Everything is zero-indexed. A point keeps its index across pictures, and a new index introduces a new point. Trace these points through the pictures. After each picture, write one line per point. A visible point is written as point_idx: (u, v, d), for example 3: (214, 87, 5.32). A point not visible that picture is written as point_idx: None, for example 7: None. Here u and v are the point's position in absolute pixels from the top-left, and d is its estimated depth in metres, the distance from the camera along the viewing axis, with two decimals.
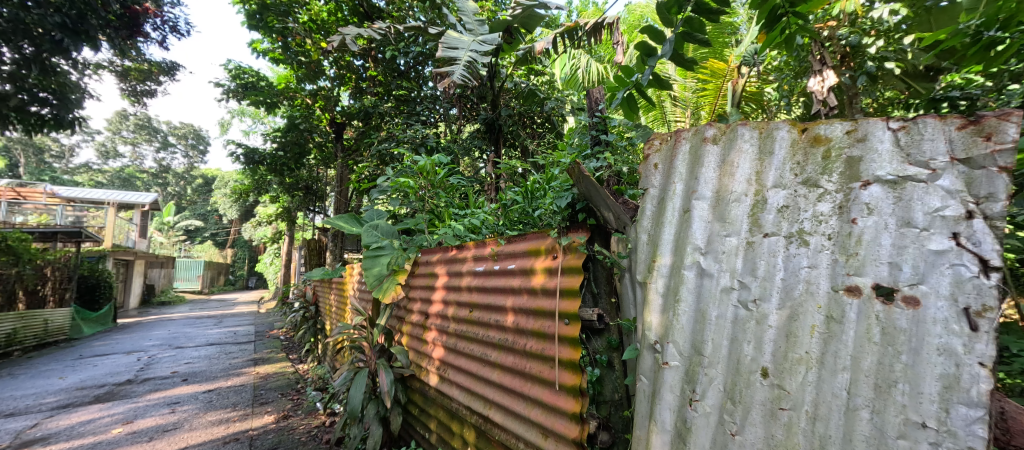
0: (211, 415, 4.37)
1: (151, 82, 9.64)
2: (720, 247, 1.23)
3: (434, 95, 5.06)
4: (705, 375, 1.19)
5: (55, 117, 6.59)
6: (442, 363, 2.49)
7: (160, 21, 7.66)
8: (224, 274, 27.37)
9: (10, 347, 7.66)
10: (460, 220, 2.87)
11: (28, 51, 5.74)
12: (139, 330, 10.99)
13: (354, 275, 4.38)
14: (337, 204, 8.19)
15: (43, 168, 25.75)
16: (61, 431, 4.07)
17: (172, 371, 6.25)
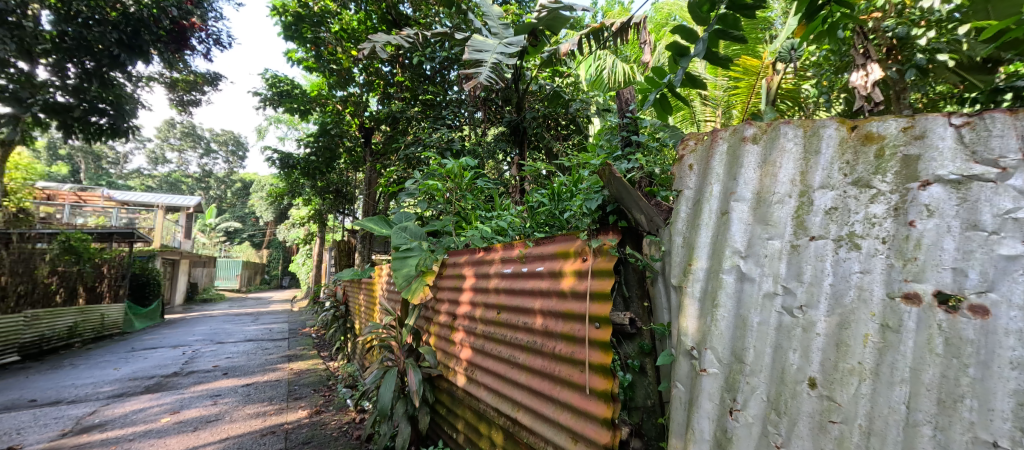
0: (250, 408, 4.51)
1: (196, 92, 10.08)
2: (762, 251, 1.19)
3: (460, 99, 5.09)
4: (747, 384, 1.16)
5: (111, 126, 6.80)
6: (470, 364, 2.49)
7: (204, 35, 8.01)
8: (259, 274, 28.32)
9: (70, 340, 8.17)
10: (486, 223, 2.87)
11: (89, 66, 6.22)
12: (183, 325, 11.49)
13: (382, 276, 4.45)
14: (366, 207, 8.36)
15: (101, 174, 27.55)
16: (116, 418, 4.28)
17: (214, 365, 6.49)
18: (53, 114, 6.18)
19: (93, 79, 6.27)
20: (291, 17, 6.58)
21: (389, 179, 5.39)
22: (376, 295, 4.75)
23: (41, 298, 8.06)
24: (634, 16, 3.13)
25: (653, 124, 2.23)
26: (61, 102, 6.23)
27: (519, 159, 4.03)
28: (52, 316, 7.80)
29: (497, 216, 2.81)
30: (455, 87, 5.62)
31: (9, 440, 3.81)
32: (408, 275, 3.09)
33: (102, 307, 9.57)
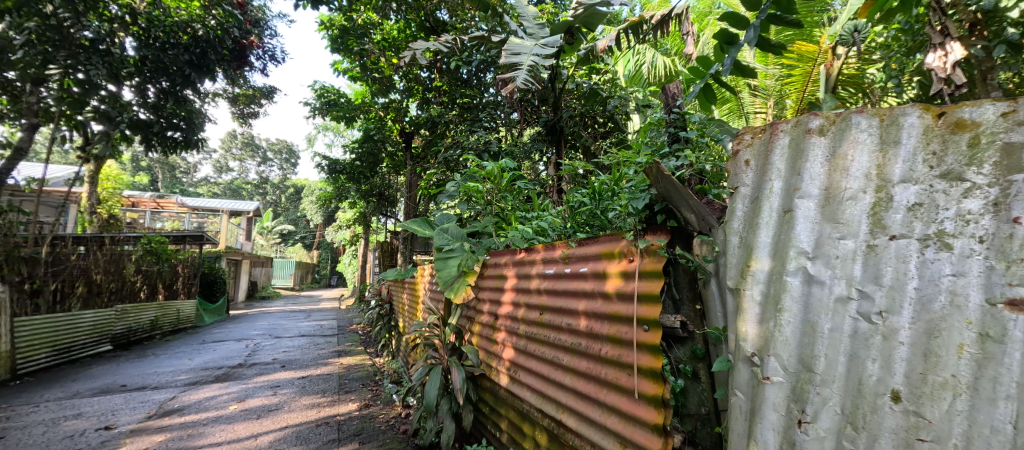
0: (306, 399, 4.70)
1: (255, 105, 10.62)
2: (833, 252, 1.12)
3: (496, 100, 5.09)
4: (818, 395, 1.09)
5: (185, 139, 7.42)
6: (512, 365, 2.48)
7: (261, 51, 8.47)
8: (311, 274, 29.59)
9: (152, 331, 8.93)
10: (527, 223, 2.84)
11: (165, 86, 6.64)
12: (245, 320, 12.18)
13: (425, 275, 4.54)
14: (407, 209, 8.53)
15: (176, 183, 29.94)
16: (192, 404, 4.57)
17: (273, 358, 6.82)
18: (137, 130, 6.77)
19: (168, 98, 6.75)
20: (337, 30, 6.77)
21: (429, 182, 5.47)
22: (419, 295, 4.82)
23: (127, 295, 8.64)
24: (675, 7, 3.02)
25: (700, 118, 2.14)
26: (144, 119, 6.81)
27: (556, 158, 4.00)
28: (136, 309, 8.48)
29: (537, 217, 2.78)
30: (490, 88, 5.55)
31: (102, 420, 4.15)
32: (451, 275, 3.11)
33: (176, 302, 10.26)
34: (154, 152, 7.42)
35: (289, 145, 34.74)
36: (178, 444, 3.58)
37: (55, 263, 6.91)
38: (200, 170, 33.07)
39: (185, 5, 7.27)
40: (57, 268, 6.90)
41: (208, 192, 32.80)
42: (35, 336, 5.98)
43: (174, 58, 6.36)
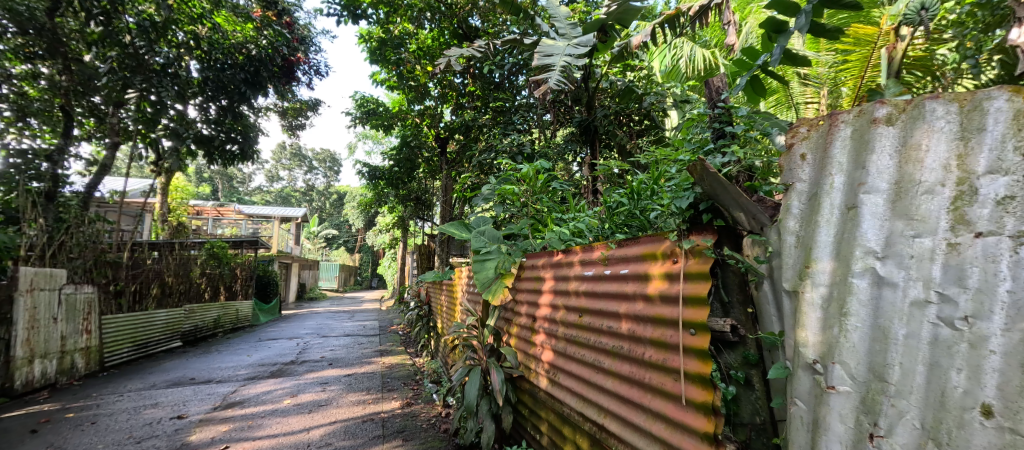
0: (352, 396, 4.82)
1: (302, 118, 11.07)
2: (907, 251, 1.04)
3: (529, 103, 5.10)
4: (892, 407, 1.01)
5: (241, 151, 8.07)
6: (552, 367, 2.45)
7: (307, 66, 8.88)
8: (354, 276, 30.55)
9: (216, 329, 9.47)
10: (564, 225, 2.79)
11: (224, 103, 7.42)
12: (295, 320, 12.71)
13: (462, 277, 4.57)
14: (444, 212, 8.65)
15: (233, 192, 31.87)
16: (251, 398, 4.79)
17: (321, 355, 7.06)
18: (201, 145, 7.45)
19: (227, 114, 7.45)
20: (375, 42, 6.97)
21: (463, 186, 5.53)
22: (457, 296, 4.85)
23: (194, 296, 9.13)
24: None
25: (748, 112, 2.03)
26: (206, 134, 7.48)
27: (590, 159, 3.92)
28: (202, 308, 8.99)
29: (575, 218, 2.73)
30: (522, 91, 5.55)
31: (175, 410, 4.43)
32: (489, 276, 3.11)
33: (236, 302, 10.81)
34: (215, 164, 8.14)
35: (332, 153, 35.95)
36: (239, 435, 3.76)
37: (135, 266, 7.40)
38: (253, 179, 34.86)
39: (239, 27, 7.69)
40: (135, 272, 7.33)
41: (261, 200, 34.56)
42: (117, 333, 6.47)
43: (231, 77, 7.18)
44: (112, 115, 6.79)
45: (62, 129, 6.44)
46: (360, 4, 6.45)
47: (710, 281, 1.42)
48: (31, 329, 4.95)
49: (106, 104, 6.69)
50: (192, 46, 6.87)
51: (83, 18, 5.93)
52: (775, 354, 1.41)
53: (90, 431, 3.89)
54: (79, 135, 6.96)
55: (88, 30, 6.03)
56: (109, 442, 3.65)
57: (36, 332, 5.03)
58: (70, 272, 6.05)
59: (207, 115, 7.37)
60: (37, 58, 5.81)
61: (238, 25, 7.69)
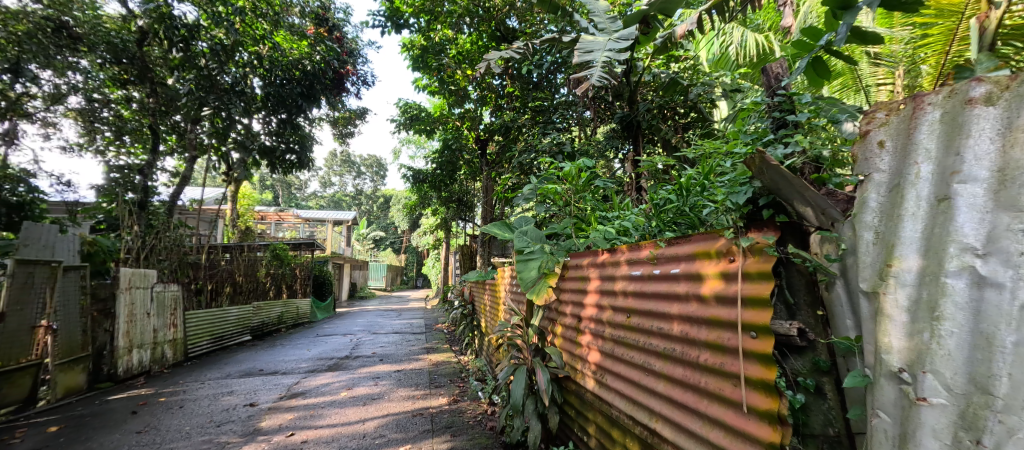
0: (402, 391, 4.93)
1: (352, 126, 11.46)
2: (1012, 247, 0.93)
3: (568, 100, 5.03)
4: (1000, 423, 0.92)
5: (298, 160, 8.65)
6: (599, 368, 2.39)
7: (355, 77, 9.28)
8: (401, 275, 31.42)
9: (279, 325, 9.97)
10: (608, 224, 2.72)
11: (284, 117, 8.02)
12: (347, 317, 13.18)
13: (505, 277, 4.56)
14: (485, 213, 8.70)
15: (290, 198, 33.61)
16: (311, 389, 5.00)
17: (372, 351, 7.27)
18: (266, 155, 8.04)
19: (287, 126, 8.08)
20: (417, 49, 7.14)
21: (504, 187, 5.54)
22: (500, 295, 4.83)
23: (260, 294, 9.65)
24: None
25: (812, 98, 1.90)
26: (269, 146, 8.06)
27: (634, 155, 3.77)
28: (268, 305, 9.45)
29: (621, 216, 2.66)
30: (562, 90, 5.44)
31: (247, 398, 4.71)
32: (531, 276, 3.09)
33: (296, 300, 11.33)
34: (276, 173, 8.67)
35: (379, 159, 37.06)
36: (303, 423, 3.95)
37: (213, 267, 7.88)
38: (307, 185, 36.57)
39: (295, 44, 8.09)
40: (212, 272, 7.86)
41: (315, 204, 36.21)
42: (197, 327, 6.93)
43: (289, 91, 7.75)
44: (190, 131, 7.45)
45: (151, 146, 7.10)
46: (402, 14, 6.69)
47: (772, 281, 1.33)
48: (130, 322, 5.41)
49: (186, 122, 7.28)
50: (256, 65, 7.41)
51: (165, 46, 6.58)
52: (850, 361, 1.33)
53: (178, 414, 4.23)
54: (163, 150, 7.65)
55: (170, 56, 6.76)
56: (192, 425, 3.94)
57: (134, 324, 5.50)
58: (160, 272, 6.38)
59: (269, 126, 7.94)
60: (130, 83, 6.62)
61: (294, 43, 8.10)
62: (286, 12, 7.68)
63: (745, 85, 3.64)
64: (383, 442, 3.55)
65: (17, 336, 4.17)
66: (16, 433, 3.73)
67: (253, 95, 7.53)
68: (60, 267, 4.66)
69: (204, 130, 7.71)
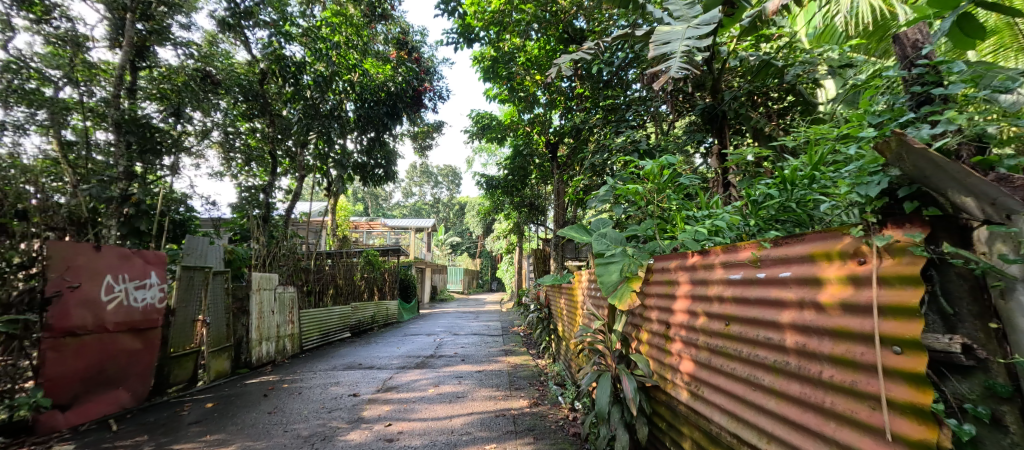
0: (484, 391, 4.98)
1: (430, 139, 11.94)
2: None
3: (643, 96, 4.76)
4: None
5: (385, 174, 9.14)
6: (693, 379, 2.21)
7: (432, 93, 9.77)
8: (478, 279, 32.18)
9: (372, 324, 10.61)
10: (698, 224, 2.51)
11: (372, 135, 8.57)
12: (430, 318, 13.71)
13: (583, 280, 4.46)
14: (557, 216, 8.63)
15: (377, 208, 35.81)
16: (403, 384, 5.23)
17: (455, 351, 7.47)
18: (359, 171, 8.65)
19: (375, 143, 8.64)
20: (488, 60, 7.35)
21: (576, 189, 5.43)
22: (578, 299, 4.70)
23: (357, 296, 10.32)
24: None
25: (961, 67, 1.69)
26: (361, 162, 8.66)
27: (720, 148, 3.43)
28: (362, 307, 10.07)
29: (714, 214, 2.44)
30: (634, 85, 5.17)
31: (351, 388, 5.04)
32: (613, 280, 2.86)
33: (386, 302, 12.00)
34: (366, 186, 9.27)
35: (454, 169, 38.31)
36: (398, 415, 4.13)
37: (318, 271, 8.63)
38: (392, 196, 38.69)
39: (381, 69, 8.63)
40: (318, 275, 8.57)
41: (399, 214, 38.18)
42: (309, 323, 7.64)
43: (377, 111, 8.36)
44: (300, 155, 8.26)
45: (270, 170, 7.96)
46: (474, 28, 6.93)
47: (922, 287, 1.17)
48: (260, 318, 6.13)
49: (296, 146, 8.12)
50: (349, 91, 8.11)
51: (281, 83, 7.49)
52: None
53: (298, 399, 4.64)
54: (279, 172, 8.50)
55: (284, 91, 7.64)
56: (310, 410, 4.30)
57: (264, 320, 6.22)
58: (280, 275, 7.13)
59: (361, 144, 8.56)
60: (255, 116, 7.54)
61: (380, 68, 8.69)
62: (372, 40, 8.28)
63: (858, 57, 3.17)
64: (470, 439, 3.59)
65: (181, 328, 4.89)
66: (182, 407, 4.34)
67: (347, 117, 8.20)
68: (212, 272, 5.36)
69: (311, 154, 8.53)
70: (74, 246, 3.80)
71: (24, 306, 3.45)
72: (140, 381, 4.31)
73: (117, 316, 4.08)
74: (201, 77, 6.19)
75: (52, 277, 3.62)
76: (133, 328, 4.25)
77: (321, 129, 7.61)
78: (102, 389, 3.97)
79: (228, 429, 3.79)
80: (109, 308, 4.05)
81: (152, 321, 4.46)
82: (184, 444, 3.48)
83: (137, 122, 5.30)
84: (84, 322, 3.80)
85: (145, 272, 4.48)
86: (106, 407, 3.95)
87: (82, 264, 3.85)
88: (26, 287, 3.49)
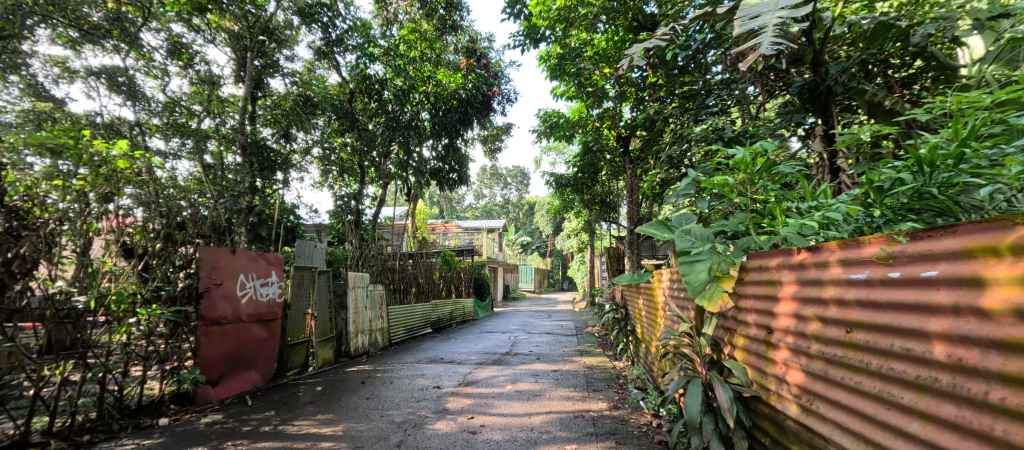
0: (561, 391, 4.86)
1: (499, 142, 12.05)
2: None
3: (725, 79, 4.42)
4: None
5: (458, 177, 9.32)
6: (803, 392, 1.97)
7: (501, 97, 9.87)
8: (548, 278, 32.07)
9: (451, 321, 10.89)
10: (804, 217, 2.21)
11: (446, 141, 8.80)
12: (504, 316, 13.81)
13: (663, 281, 4.21)
14: (631, 213, 8.33)
15: (451, 211, 37.02)
16: (482, 379, 5.26)
17: (530, 350, 7.42)
18: (435, 176, 8.93)
19: (449, 149, 8.89)
20: (555, 58, 7.26)
21: (651, 184, 5.10)
22: (658, 299, 4.44)
23: (437, 294, 10.66)
24: None
25: None
26: (438, 168, 8.98)
27: (826, 128, 3.03)
28: (442, 304, 10.37)
29: (826, 204, 2.16)
30: (714, 68, 4.84)
31: (435, 381, 5.16)
32: (702, 280, 2.58)
33: (463, 300, 12.27)
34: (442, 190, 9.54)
35: (523, 169, 38.53)
36: (479, 409, 4.14)
37: (403, 270, 9.01)
38: (464, 198, 39.62)
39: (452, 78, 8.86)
40: (403, 274, 8.95)
41: (472, 216, 39.08)
42: (396, 319, 7.98)
43: (450, 118, 8.60)
44: (382, 163, 8.70)
45: (358, 178, 8.52)
46: (539, 28, 6.94)
47: None
48: (355, 313, 6.55)
49: (380, 157, 8.58)
50: (425, 102, 8.44)
51: (367, 98, 8.02)
52: None
53: (390, 388, 4.84)
54: (366, 181, 9.04)
55: (370, 106, 8.18)
56: (401, 398, 4.46)
57: (359, 314, 6.68)
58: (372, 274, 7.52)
59: (436, 151, 8.93)
60: (345, 129, 8.09)
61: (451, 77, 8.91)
62: (443, 51, 8.52)
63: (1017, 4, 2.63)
64: (549, 437, 3.50)
65: (295, 320, 5.46)
66: (298, 388, 4.85)
67: (423, 126, 8.57)
68: (319, 272, 5.91)
69: (392, 162, 8.90)
70: (218, 249, 4.39)
71: (184, 300, 4.00)
72: (267, 364, 4.95)
73: (249, 309, 4.67)
74: (303, 101, 7.42)
75: (204, 276, 4.22)
76: (260, 319, 4.86)
77: (401, 139, 8.15)
78: (240, 369, 4.58)
79: (336, 410, 4.10)
80: (243, 302, 4.63)
81: (273, 314, 5.05)
82: (302, 421, 3.82)
83: (257, 144, 6.82)
84: (225, 313, 4.39)
85: (267, 272, 5.05)
86: (242, 385, 4.56)
87: (223, 265, 4.44)
88: (186, 284, 4.04)
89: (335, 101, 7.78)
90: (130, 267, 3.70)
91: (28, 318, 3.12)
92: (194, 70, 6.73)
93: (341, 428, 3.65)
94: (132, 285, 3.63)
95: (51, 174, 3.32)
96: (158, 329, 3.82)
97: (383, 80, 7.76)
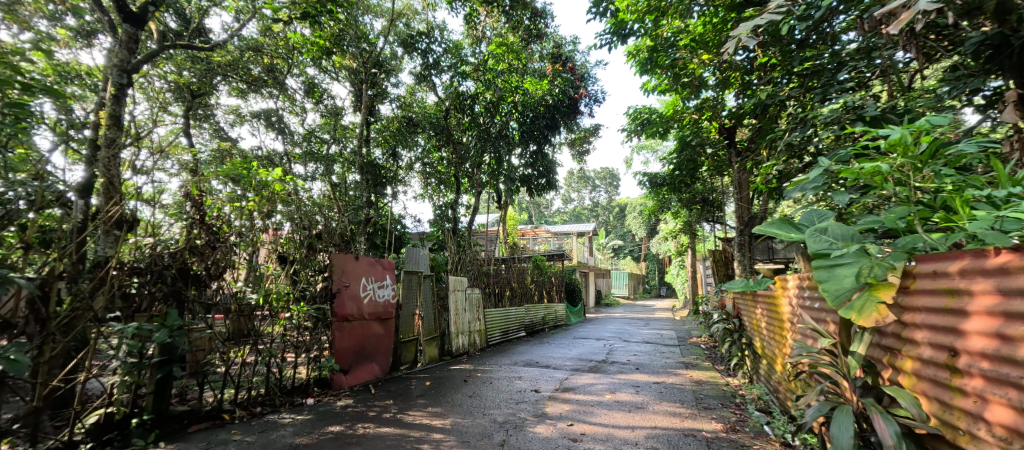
0: (666, 405, 4.47)
1: (587, 144, 11.74)
2: None
3: (865, 46, 3.82)
4: None
5: (547, 182, 9.20)
6: (1011, 434, 1.51)
7: (587, 98, 9.64)
8: (643, 284, 30.74)
9: (544, 325, 10.78)
10: (1002, 208, 1.74)
11: (533, 147, 8.74)
12: (598, 323, 13.39)
13: (789, 290, 3.70)
14: (740, 210, 7.62)
15: (540, 215, 37.10)
16: (581, 386, 5.03)
17: (629, 358, 7.02)
18: (525, 182, 8.90)
19: (538, 155, 8.85)
20: (645, 52, 6.83)
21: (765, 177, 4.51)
22: (781, 307, 3.92)
23: (530, 298, 10.62)
24: None
25: None
26: (528, 175, 8.96)
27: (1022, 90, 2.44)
28: (534, 309, 10.29)
29: None
30: (843, 36, 4.19)
31: (533, 384, 5.03)
32: (845, 287, 2.12)
33: (556, 304, 12.09)
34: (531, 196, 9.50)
35: (612, 170, 37.42)
36: (580, 417, 3.92)
37: (497, 274, 9.08)
38: (553, 203, 39.55)
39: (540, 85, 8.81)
40: (498, 279, 9.01)
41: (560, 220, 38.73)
42: (492, 322, 8.02)
43: (537, 124, 8.51)
44: (474, 174, 8.86)
45: (453, 186, 8.78)
46: (627, 23, 6.58)
47: None
48: (455, 315, 6.66)
49: (473, 168, 8.75)
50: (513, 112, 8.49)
51: (461, 112, 8.24)
52: None
53: (491, 388, 4.78)
54: (460, 191, 9.28)
55: (463, 121, 8.37)
56: (501, 399, 4.38)
57: (460, 316, 6.80)
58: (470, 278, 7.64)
59: (525, 158, 8.92)
60: (441, 142, 8.37)
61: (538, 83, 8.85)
62: (530, 60, 8.44)
63: None
64: None
65: (406, 319, 5.68)
66: (410, 381, 5.00)
67: (512, 135, 8.55)
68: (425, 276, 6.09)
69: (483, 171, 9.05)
70: (346, 256, 4.67)
71: (321, 298, 4.32)
72: (385, 357, 5.18)
73: (370, 308, 4.93)
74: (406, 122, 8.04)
75: (336, 279, 4.51)
76: (379, 317, 5.10)
77: (492, 150, 8.28)
78: (364, 361, 4.84)
79: (444, 404, 4.13)
80: (365, 301, 4.90)
81: (389, 312, 5.28)
82: (415, 411, 3.88)
83: (372, 165, 7.66)
84: (352, 312, 4.66)
85: (384, 275, 5.29)
86: (366, 375, 4.82)
87: (350, 269, 4.72)
88: (323, 285, 4.36)
89: (433, 118, 8.14)
90: (285, 271, 4.06)
91: (219, 310, 3.57)
92: (323, 105, 7.58)
93: (449, 422, 3.64)
94: (285, 285, 3.99)
95: (233, 198, 3.71)
96: (304, 323, 4.14)
97: (474, 95, 7.94)
